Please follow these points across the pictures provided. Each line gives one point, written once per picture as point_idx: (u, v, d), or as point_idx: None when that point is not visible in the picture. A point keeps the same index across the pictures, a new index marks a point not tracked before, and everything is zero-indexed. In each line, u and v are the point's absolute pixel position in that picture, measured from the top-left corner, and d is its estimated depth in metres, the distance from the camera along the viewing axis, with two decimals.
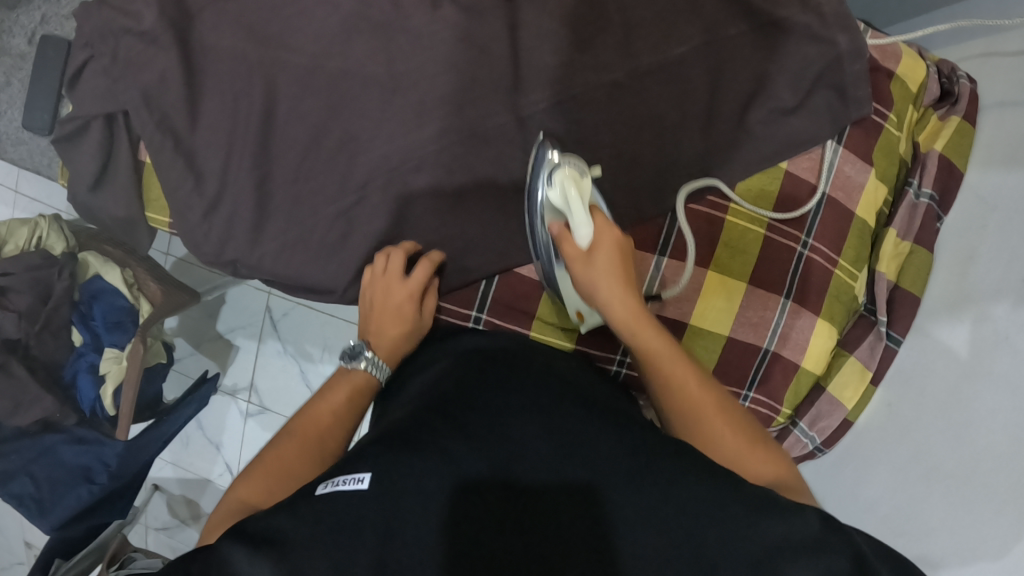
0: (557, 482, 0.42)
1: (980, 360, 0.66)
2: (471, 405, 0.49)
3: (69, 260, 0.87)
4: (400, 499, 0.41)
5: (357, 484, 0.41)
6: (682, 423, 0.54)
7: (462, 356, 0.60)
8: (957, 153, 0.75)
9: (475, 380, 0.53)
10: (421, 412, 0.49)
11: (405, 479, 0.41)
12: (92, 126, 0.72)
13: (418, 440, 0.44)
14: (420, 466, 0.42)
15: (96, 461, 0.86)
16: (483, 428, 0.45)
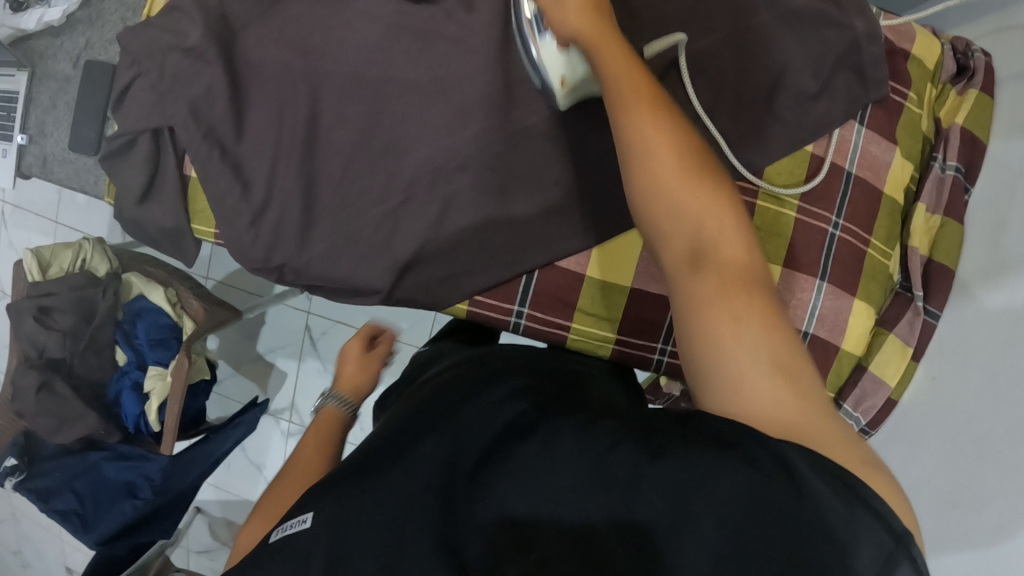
0: (510, 506, 0.41)
1: (1017, 324, 0.67)
2: (433, 431, 0.49)
3: (113, 280, 0.89)
4: (343, 529, 0.42)
5: (301, 524, 0.44)
6: (682, 320, 0.45)
7: (450, 378, 0.61)
8: (980, 126, 0.76)
9: (453, 401, 0.53)
10: (392, 438, 0.50)
11: (349, 516, 0.43)
12: (139, 141, 0.76)
13: (368, 473, 0.46)
14: (368, 497, 0.44)
15: (140, 476, 0.85)
16: (438, 455, 0.46)
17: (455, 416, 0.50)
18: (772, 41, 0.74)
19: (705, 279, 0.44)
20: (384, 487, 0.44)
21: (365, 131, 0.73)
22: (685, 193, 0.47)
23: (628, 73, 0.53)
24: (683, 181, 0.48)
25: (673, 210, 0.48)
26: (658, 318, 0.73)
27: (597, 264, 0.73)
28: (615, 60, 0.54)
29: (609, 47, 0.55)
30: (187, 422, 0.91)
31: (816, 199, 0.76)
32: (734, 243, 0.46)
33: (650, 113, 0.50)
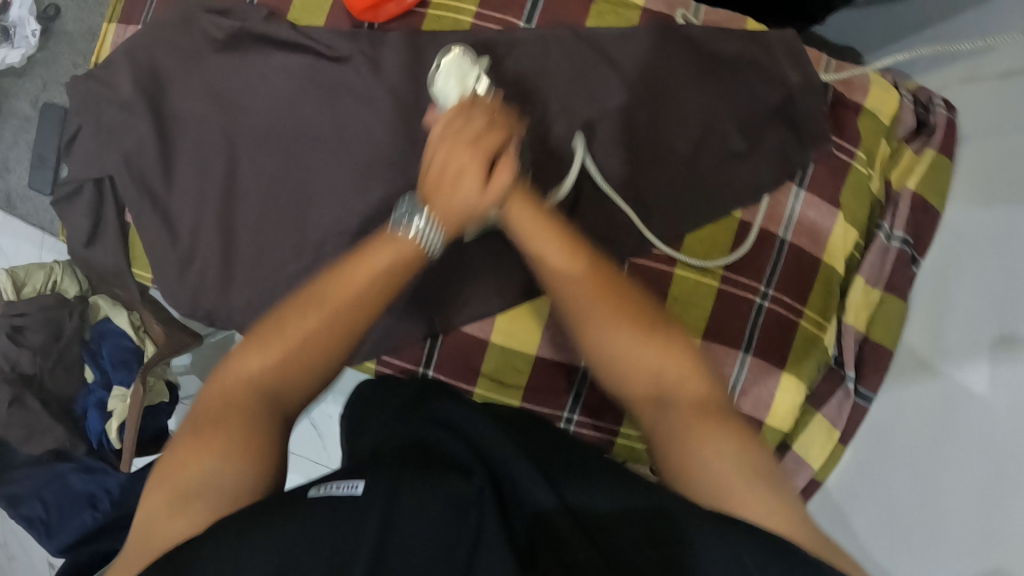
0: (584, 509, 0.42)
1: (953, 419, 0.60)
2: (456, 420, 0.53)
3: (80, 302, 0.95)
4: (393, 525, 0.39)
5: (352, 490, 0.42)
6: (618, 387, 0.51)
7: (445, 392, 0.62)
8: (934, 192, 0.70)
9: (446, 426, 0.52)
10: (412, 461, 0.47)
11: (412, 489, 0.42)
12: (84, 189, 0.78)
13: (404, 474, 0.44)
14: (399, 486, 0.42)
15: (101, 490, 0.92)
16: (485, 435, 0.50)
17: (472, 446, 0.48)
18: (700, 93, 0.69)
19: (661, 375, 0.49)
20: (430, 487, 0.42)
21: (279, 183, 0.73)
22: (632, 340, 0.50)
23: (576, 292, 0.53)
24: (639, 320, 0.51)
25: (614, 352, 0.51)
26: (562, 386, 0.71)
27: (503, 331, 0.71)
28: (550, 227, 0.55)
29: (552, 211, 0.57)
30: (149, 439, 0.94)
31: (744, 267, 0.70)
32: (648, 340, 0.50)
33: (563, 253, 0.54)
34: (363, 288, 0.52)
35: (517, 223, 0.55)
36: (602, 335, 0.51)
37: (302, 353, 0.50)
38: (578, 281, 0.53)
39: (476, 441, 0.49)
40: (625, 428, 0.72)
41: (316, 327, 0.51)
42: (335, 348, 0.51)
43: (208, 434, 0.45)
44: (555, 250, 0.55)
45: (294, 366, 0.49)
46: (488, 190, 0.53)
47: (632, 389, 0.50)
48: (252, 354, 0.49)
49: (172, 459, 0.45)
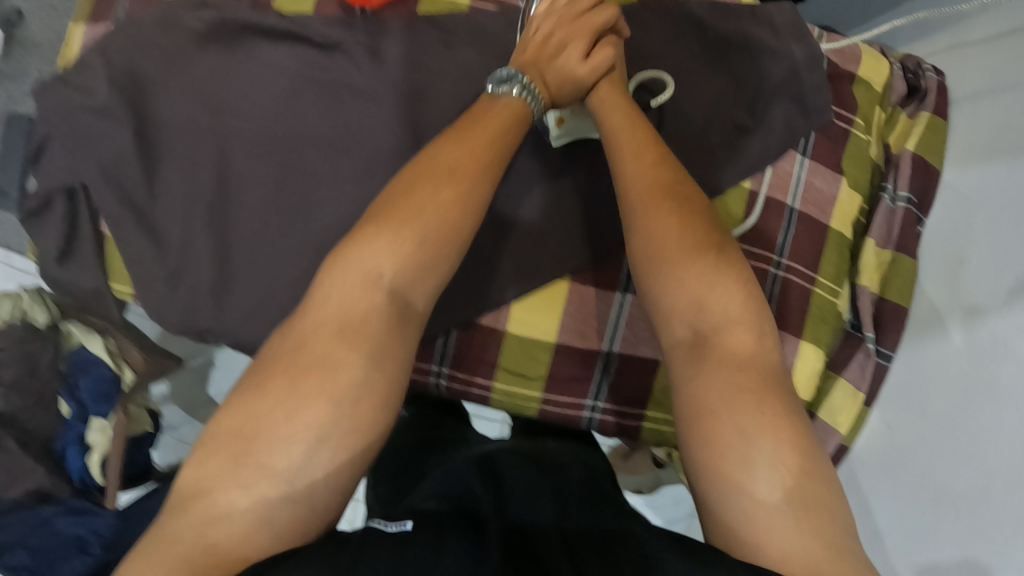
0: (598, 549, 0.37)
1: (986, 372, 0.61)
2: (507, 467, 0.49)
3: (52, 333, 0.89)
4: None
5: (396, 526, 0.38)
6: (683, 432, 0.42)
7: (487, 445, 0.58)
8: (932, 151, 0.70)
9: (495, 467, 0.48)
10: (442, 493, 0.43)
11: (452, 528, 0.38)
12: (55, 202, 0.71)
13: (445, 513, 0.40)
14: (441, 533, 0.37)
15: (91, 532, 0.83)
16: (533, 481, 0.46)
17: (501, 487, 0.45)
18: (706, 72, 0.69)
19: (738, 334, 0.45)
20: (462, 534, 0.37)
21: (275, 189, 0.69)
22: (699, 275, 0.46)
23: (657, 209, 0.49)
24: (732, 283, 0.46)
25: (651, 234, 0.48)
26: (585, 374, 0.69)
27: (516, 320, 0.68)
28: (640, 149, 0.54)
29: (645, 144, 0.54)
30: (135, 473, 0.88)
31: (757, 238, 0.68)
32: (733, 288, 0.46)
33: (648, 194, 0.50)
34: (467, 187, 0.48)
35: (624, 139, 0.55)
36: (664, 248, 0.47)
37: (427, 248, 0.46)
38: (659, 220, 0.48)
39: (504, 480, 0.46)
40: (651, 411, 0.70)
41: (437, 216, 0.47)
42: (428, 271, 0.46)
43: (306, 380, 0.40)
44: (653, 176, 0.51)
45: (424, 264, 0.46)
46: (586, 61, 0.61)
47: (670, 304, 0.47)
48: (380, 249, 0.45)
49: (227, 416, 0.40)
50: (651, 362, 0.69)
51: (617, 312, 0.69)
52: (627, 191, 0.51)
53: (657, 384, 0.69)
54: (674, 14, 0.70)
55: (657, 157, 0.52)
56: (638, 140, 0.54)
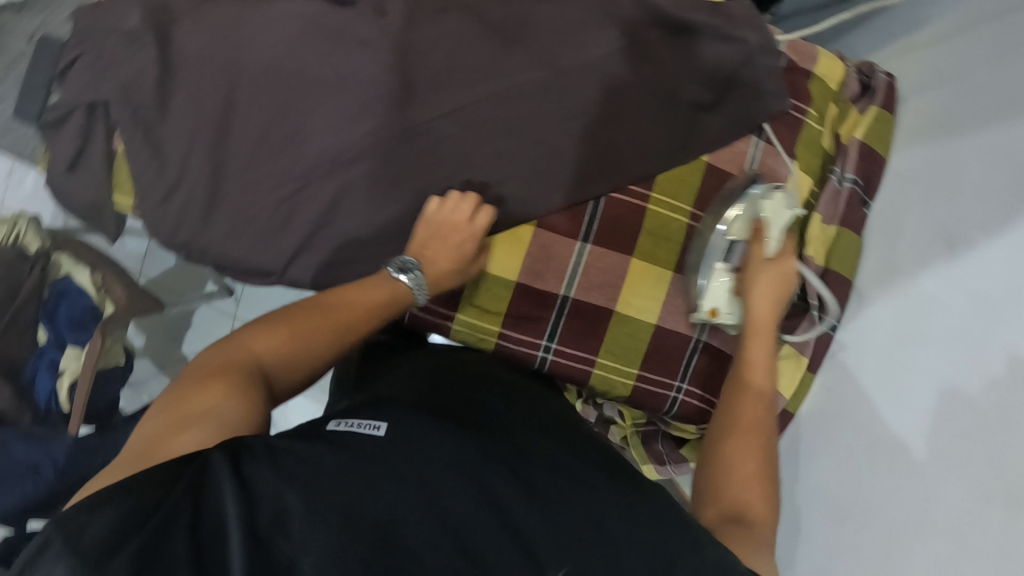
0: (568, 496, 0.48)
1: (913, 327, 0.66)
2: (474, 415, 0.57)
3: (42, 256, 0.89)
4: (379, 460, 0.47)
5: (373, 429, 0.51)
6: (716, 476, 0.58)
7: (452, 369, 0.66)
8: (879, 141, 0.75)
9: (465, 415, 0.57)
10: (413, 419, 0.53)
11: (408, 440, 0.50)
12: (74, 115, 0.78)
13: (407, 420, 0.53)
14: (401, 454, 0.48)
15: (46, 456, 0.86)
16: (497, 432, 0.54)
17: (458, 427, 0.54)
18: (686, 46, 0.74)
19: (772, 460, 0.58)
20: (420, 453, 0.48)
21: (272, 121, 0.75)
22: (769, 421, 0.60)
23: (760, 405, 0.61)
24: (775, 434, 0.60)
25: (748, 389, 0.62)
26: (541, 315, 0.73)
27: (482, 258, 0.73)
28: (289, 331, 0.59)
29: (311, 320, 0.61)
30: (99, 410, 0.91)
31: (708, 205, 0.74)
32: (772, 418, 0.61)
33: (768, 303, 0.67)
34: (330, 330, 0.61)
35: (265, 347, 0.57)
36: (754, 400, 0.61)
37: (298, 340, 0.59)
38: (768, 395, 0.62)
39: (505, 431, 0.55)
40: (602, 359, 0.74)
41: (322, 326, 0.61)
42: (257, 395, 0.53)
43: (202, 386, 0.51)
44: (314, 331, 0.60)
45: (304, 348, 0.60)
46: (781, 255, 0.69)
47: (732, 423, 0.61)
48: (201, 398, 0.50)
49: (165, 409, 0.50)
50: (606, 310, 0.73)
51: (576, 259, 0.73)
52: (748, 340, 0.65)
53: (609, 333, 0.74)
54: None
55: (333, 324, 0.61)
56: (298, 324, 0.60)
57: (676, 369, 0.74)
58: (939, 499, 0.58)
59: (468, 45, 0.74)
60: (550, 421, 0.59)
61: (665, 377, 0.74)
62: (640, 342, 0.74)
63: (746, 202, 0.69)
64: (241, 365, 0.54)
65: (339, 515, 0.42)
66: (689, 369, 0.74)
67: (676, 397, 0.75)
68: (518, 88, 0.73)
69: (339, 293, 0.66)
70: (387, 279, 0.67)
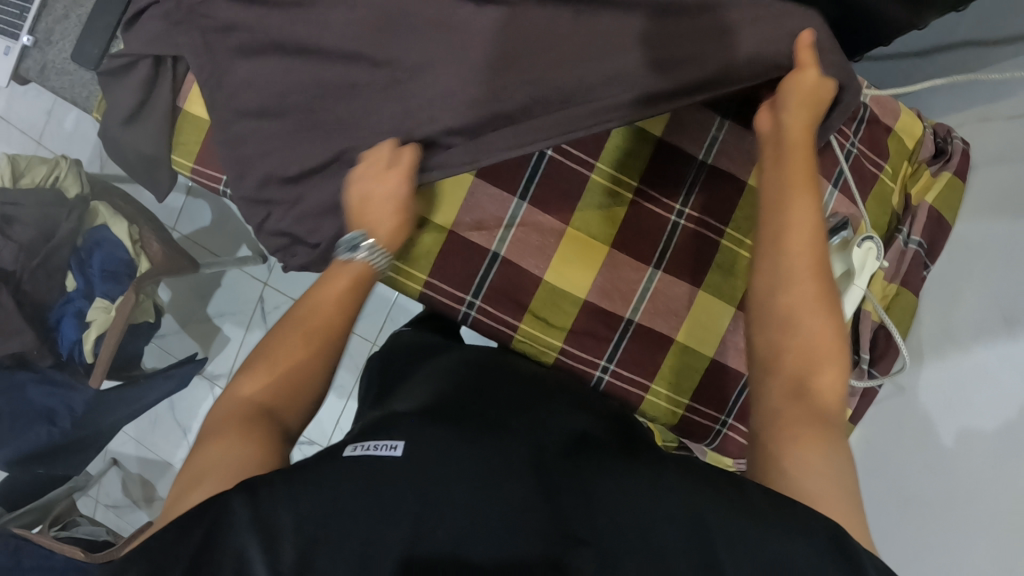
0: (613, 489, 0.42)
1: (966, 395, 0.68)
2: (506, 417, 0.51)
3: (80, 204, 0.88)
4: (389, 478, 0.41)
5: (391, 450, 0.44)
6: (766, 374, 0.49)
7: (466, 376, 0.61)
8: (947, 207, 0.78)
9: (495, 416, 0.51)
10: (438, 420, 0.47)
11: (441, 451, 0.44)
12: (139, 66, 0.74)
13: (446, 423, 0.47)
14: (414, 480, 0.41)
15: (63, 405, 0.83)
16: (529, 431, 0.49)
17: (495, 429, 0.48)
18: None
19: (808, 359, 0.47)
20: (445, 465, 0.42)
21: None
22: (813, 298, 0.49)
23: (800, 284, 0.49)
24: (812, 327, 0.48)
25: (790, 267, 0.50)
26: (603, 335, 0.74)
27: (556, 271, 0.73)
28: (272, 374, 0.50)
29: (294, 351, 0.51)
30: (121, 363, 0.89)
31: None
32: (821, 315, 0.48)
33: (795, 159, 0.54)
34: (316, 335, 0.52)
35: (260, 394, 0.49)
36: (795, 283, 0.49)
37: (294, 369, 0.50)
38: (815, 274, 0.50)
39: (542, 430, 0.50)
40: (656, 385, 0.75)
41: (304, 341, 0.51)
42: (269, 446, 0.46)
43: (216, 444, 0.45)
44: (294, 362, 0.50)
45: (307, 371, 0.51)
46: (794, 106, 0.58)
47: (768, 322, 0.50)
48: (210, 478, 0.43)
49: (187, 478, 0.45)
50: (667, 338, 0.75)
51: (645, 284, 0.74)
52: (773, 237, 0.51)
53: (666, 359, 0.75)
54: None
55: (319, 335, 0.52)
56: (272, 363, 0.50)
57: (723, 404, 0.76)
58: (963, 558, 0.62)
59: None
60: (589, 428, 0.53)
61: (711, 410, 0.76)
62: (695, 373, 0.75)
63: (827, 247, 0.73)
64: (241, 424, 0.47)
65: (359, 543, 0.38)
66: (736, 405, 0.75)
67: (720, 432, 0.76)
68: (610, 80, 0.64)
69: (312, 296, 0.54)
70: (343, 265, 0.56)
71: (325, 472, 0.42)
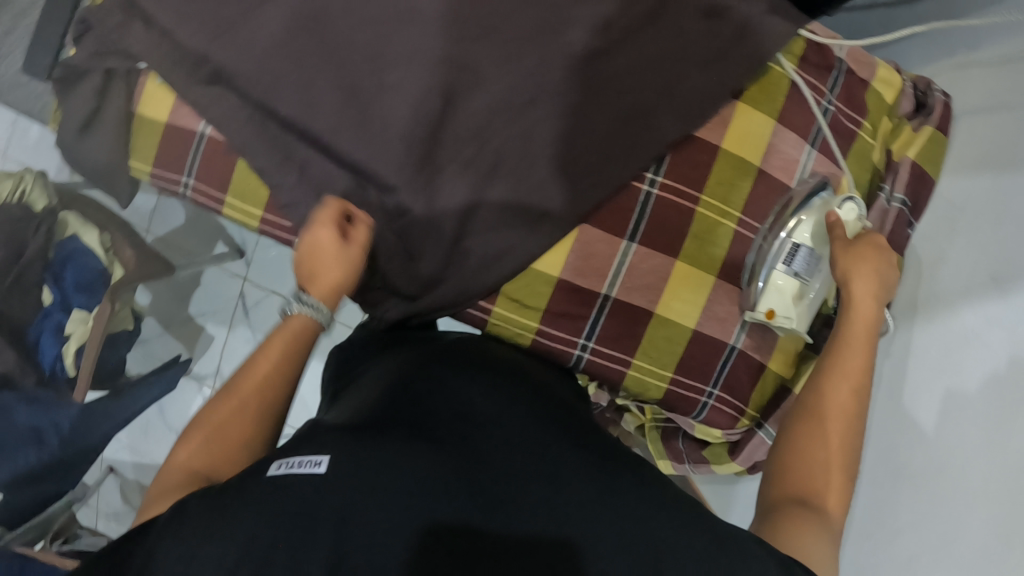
0: (522, 492, 0.48)
1: (954, 355, 0.67)
2: (426, 416, 0.55)
3: (48, 216, 0.87)
4: (315, 498, 0.45)
5: (313, 468, 0.47)
6: (786, 450, 0.57)
7: (396, 372, 0.63)
8: (930, 161, 0.75)
9: (415, 419, 0.55)
10: (358, 432, 0.51)
11: (362, 466, 0.47)
12: (90, 77, 0.74)
13: (369, 433, 0.51)
14: (346, 489, 0.45)
15: (50, 424, 0.83)
16: (447, 432, 0.53)
17: (410, 431, 0.52)
18: (753, 42, 0.73)
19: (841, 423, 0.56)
20: (371, 482, 0.46)
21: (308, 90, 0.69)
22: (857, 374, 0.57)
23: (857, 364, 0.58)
24: (857, 393, 0.57)
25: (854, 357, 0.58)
26: (580, 312, 0.72)
27: None
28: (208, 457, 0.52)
29: (235, 431, 0.53)
30: (106, 375, 0.89)
31: (755, 208, 0.74)
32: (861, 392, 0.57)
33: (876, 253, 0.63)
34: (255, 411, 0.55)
35: (204, 469, 0.51)
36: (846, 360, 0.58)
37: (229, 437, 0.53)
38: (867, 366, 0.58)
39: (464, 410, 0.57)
40: (638, 360, 0.73)
41: (240, 422, 0.54)
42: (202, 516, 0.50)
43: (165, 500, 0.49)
44: (238, 437, 0.53)
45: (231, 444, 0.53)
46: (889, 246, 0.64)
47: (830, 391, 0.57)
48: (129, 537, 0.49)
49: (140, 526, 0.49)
50: (646, 312, 0.73)
51: (621, 257, 0.72)
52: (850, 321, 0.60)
53: (647, 333, 0.73)
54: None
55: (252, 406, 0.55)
56: (214, 439, 0.53)
57: (709, 375, 0.74)
58: (955, 521, 0.62)
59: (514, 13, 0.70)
60: (514, 402, 0.60)
61: (697, 382, 0.74)
62: (677, 346, 0.73)
63: (805, 210, 0.71)
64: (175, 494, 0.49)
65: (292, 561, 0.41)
66: (722, 374, 0.74)
67: (707, 404, 0.75)
68: (544, 52, 0.69)
69: (252, 364, 0.56)
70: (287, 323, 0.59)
71: (255, 500, 0.45)
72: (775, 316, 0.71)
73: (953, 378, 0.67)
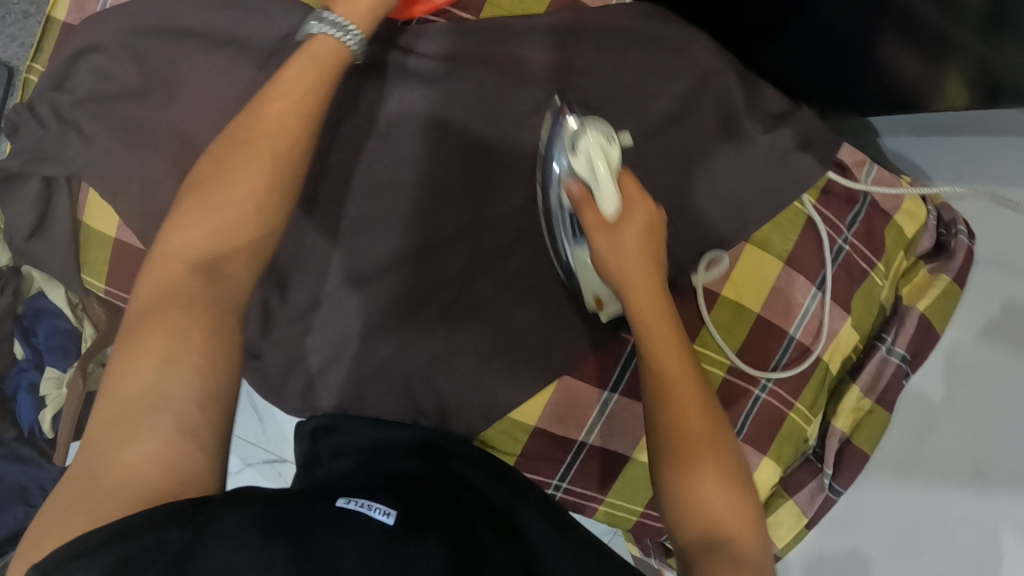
0: None
1: (915, 536, 0.67)
2: (461, 507, 0.47)
3: (13, 275, 0.84)
4: (370, 536, 0.37)
5: (384, 516, 0.40)
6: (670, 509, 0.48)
7: (417, 459, 0.56)
8: (939, 316, 0.71)
9: (459, 508, 0.46)
10: (404, 505, 0.43)
11: (429, 529, 0.40)
12: (31, 182, 0.68)
13: (427, 510, 0.43)
14: (414, 544, 0.38)
15: (33, 482, 0.84)
16: (484, 526, 0.44)
17: (467, 515, 0.45)
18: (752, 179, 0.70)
19: (706, 473, 0.47)
20: (435, 550, 0.38)
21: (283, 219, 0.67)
22: (687, 406, 0.49)
23: (693, 400, 0.49)
24: (708, 430, 0.49)
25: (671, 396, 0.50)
26: (557, 456, 0.71)
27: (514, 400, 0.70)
28: (175, 417, 0.41)
29: (181, 365, 0.42)
30: None
31: (751, 355, 0.70)
32: (708, 432, 0.49)
33: (642, 276, 0.53)
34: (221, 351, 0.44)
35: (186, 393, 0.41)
36: (673, 409, 0.49)
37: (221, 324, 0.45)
38: (694, 394, 0.50)
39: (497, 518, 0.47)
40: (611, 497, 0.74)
41: (211, 289, 0.46)
42: (212, 451, 0.42)
43: (97, 490, 0.38)
44: (185, 392, 0.42)
45: (194, 417, 0.42)
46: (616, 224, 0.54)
47: (669, 454, 0.48)
48: (47, 542, 0.36)
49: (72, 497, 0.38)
50: (623, 456, 0.72)
51: (603, 406, 0.71)
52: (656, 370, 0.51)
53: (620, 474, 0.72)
54: (713, 121, 0.71)
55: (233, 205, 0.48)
56: (166, 329, 0.43)
57: None
58: None
59: (500, 149, 0.69)
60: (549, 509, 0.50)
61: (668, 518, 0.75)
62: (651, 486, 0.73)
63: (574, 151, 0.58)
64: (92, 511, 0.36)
65: None
66: None
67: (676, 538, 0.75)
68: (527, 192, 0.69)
69: (239, 152, 0.51)
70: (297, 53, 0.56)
71: (321, 529, 0.37)
72: (603, 303, 0.65)
73: (917, 555, 0.67)
